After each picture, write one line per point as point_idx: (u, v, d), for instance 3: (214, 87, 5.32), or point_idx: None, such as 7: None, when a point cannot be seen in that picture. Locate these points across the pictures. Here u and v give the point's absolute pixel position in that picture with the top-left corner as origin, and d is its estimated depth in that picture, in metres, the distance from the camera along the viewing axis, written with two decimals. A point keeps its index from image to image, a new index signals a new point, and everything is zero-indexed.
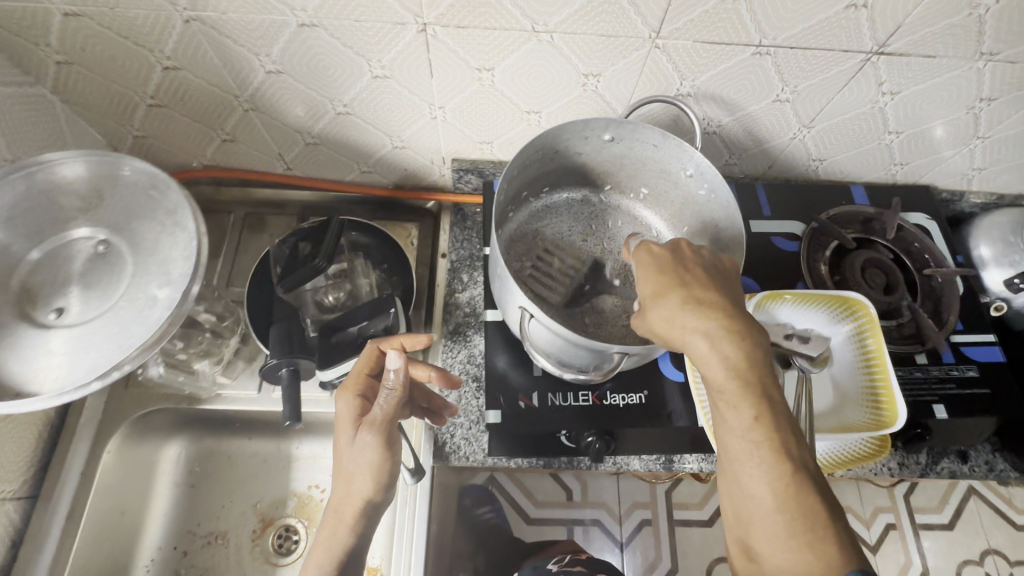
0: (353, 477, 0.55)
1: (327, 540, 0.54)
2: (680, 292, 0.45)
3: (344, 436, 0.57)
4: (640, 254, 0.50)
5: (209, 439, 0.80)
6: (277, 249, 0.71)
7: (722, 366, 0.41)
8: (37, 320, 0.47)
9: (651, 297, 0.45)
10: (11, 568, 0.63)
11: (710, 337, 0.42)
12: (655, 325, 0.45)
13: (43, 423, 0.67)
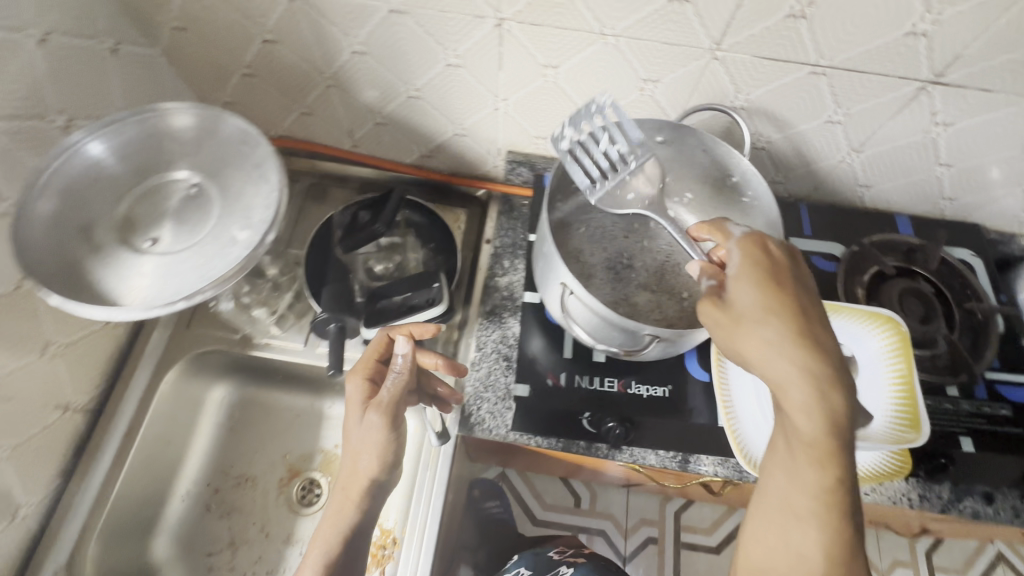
0: (359, 455, 0.61)
1: (334, 517, 0.60)
2: (783, 323, 0.44)
3: (353, 420, 0.63)
4: (747, 259, 0.48)
5: (251, 388, 0.85)
6: (338, 215, 0.78)
7: (818, 421, 0.42)
8: (135, 246, 0.53)
9: (759, 315, 0.45)
10: (70, 475, 0.69)
11: (815, 390, 0.42)
12: (748, 344, 0.45)
13: (113, 349, 0.74)
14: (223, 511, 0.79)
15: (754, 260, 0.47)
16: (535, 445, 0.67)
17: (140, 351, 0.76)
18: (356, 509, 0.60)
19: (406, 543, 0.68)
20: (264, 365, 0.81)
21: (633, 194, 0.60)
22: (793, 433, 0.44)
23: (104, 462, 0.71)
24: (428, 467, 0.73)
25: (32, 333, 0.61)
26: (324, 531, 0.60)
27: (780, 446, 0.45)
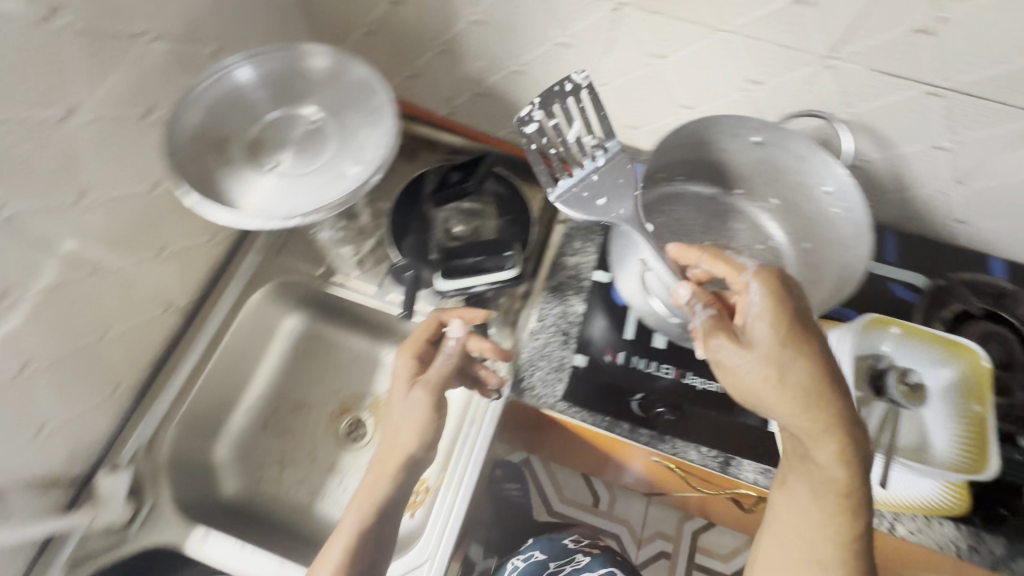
0: (400, 430, 0.68)
1: (371, 484, 0.66)
2: (814, 375, 0.47)
3: (399, 397, 0.70)
4: (767, 300, 0.48)
5: (319, 324, 0.91)
6: (431, 173, 0.85)
7: (842, 470, 0.47)
8: (259, 167, 0.59)
9: (783, 368, 0.47)
10: (159, 368, 0.77)
11: (840, 446, 0.47)
12: (779, 395, 0.47)
13: (212, 263, 0.81)
14: (275, 430, 0.86)
15: (777, 305, 0.48)
16: (579, 419, 0.69)
17: (233, 271, 0.83)
18: (388, 481, 0.66)
19: (442, 489, 0.71)
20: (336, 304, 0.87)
21: (603, 199, 0.61)
22: (820, 482, 0.49)
23: (187, 364, 0.78)
24: (472, 423, 0.75)
25: (153, 232, 0.68)
26: (358, 501, 0.65)
27: (802, 493, 0.50)
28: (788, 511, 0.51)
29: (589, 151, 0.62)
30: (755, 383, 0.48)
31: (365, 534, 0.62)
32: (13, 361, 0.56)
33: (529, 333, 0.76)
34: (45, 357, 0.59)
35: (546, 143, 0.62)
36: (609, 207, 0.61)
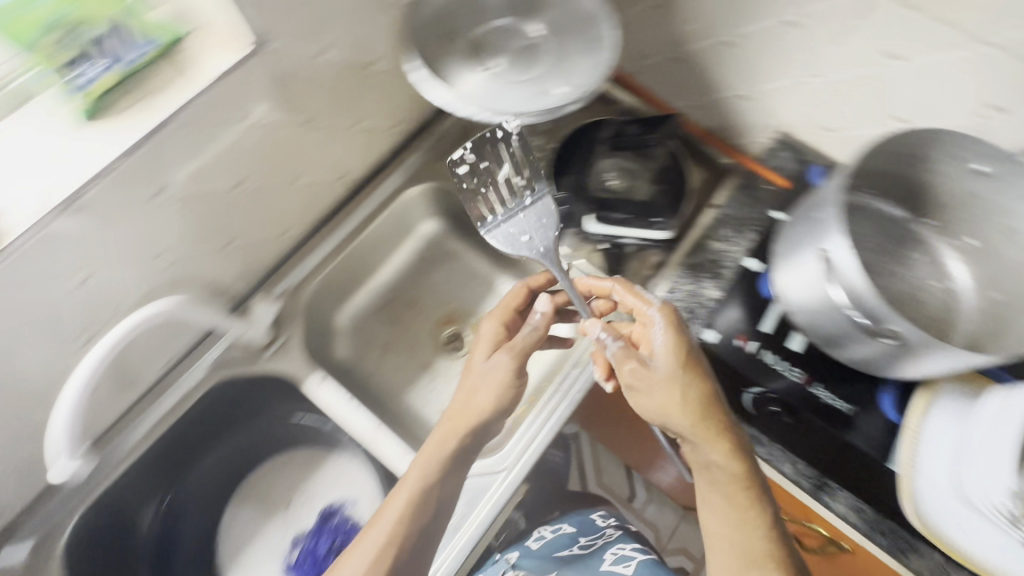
0: (477, 391, 0.65)
1: (441, 439, 0.63)
2: (703, 391, 0.58)
3: (477, 360, 0.69)
4: (667, 326, 0.61)
5: (450, 237, 0.97)
6: (607, 121, 0.84)
7: (738, 464, 0.56)
8: (474, 65, 0.63)
9: (678, 373, 0.58)
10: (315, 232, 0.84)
11: (730, 444, 0.56)
12: (677, 409, 0.57)
13: (384, 153, 0.87)
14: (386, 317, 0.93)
15: (676, 333, 0.60)
16: None
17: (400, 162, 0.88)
18: (457, 440, 0.63)
19: (532, 414, 0.74)
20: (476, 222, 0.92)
21: (525, 237, 0.71)
22: (725, 481, 0.56)
23: (342, 232, 0.84)
24: (576, 365, 0.77)
25: (359, 102, 0.74)
26: (423, 458, 0.62)
27: (715, 499, 0.56)
28: (712, 524, 0.56)
29: (519, 192, 0.72)
30: (660, 400, 0.58)
31: (426, 497, 0.60)
32: (235, 175, 0.64)
33: (657, 298, 0.75)
34: (256, 182, 0.67)
35: (476, 176, 0.74)
36: (530, 243, 0.71)
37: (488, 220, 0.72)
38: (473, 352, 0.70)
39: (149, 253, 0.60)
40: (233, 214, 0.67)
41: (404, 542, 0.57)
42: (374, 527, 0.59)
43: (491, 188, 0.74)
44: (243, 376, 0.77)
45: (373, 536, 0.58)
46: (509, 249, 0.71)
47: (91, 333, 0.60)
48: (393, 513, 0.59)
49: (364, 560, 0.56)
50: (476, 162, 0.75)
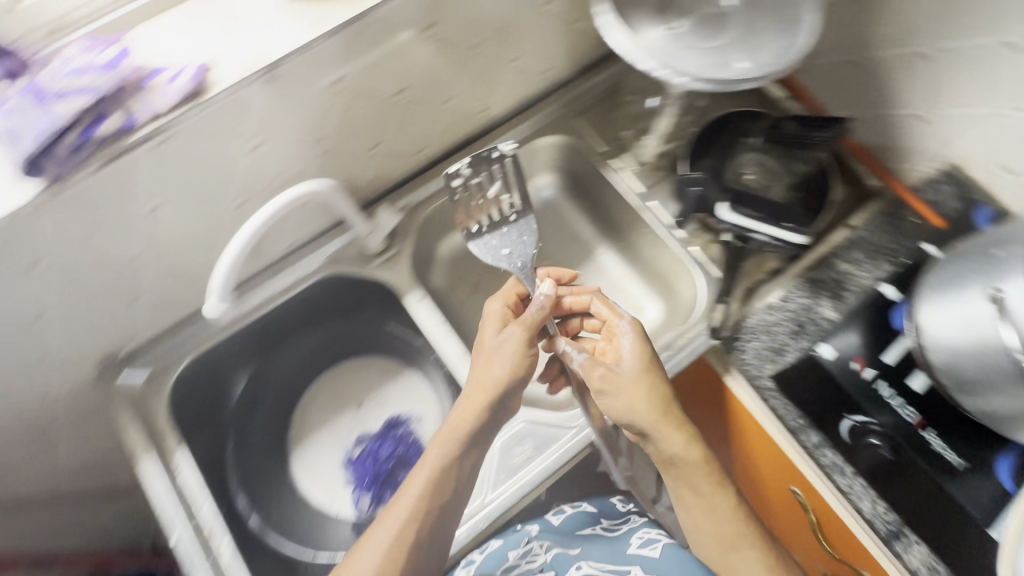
0: (491, 365, 0.65)
1: (456, 422, 0.64)
2: (657, 382, 0.66)
3: (487, 339, 0.68)
4: (628, 338, 0.69)
5: (562, 197, 0.97)
6: (760, 114, 0.81)
7: (701, 456, 0.64)
8: (659, 20, 0.61)
9: (641, 375, 0.66)
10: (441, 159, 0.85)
11: (689, 436, 0.64)
12: (643, 403, 0.64)
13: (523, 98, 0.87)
14: None
15: (640, 342, 0.68)
16: (775, 407, 0.69)
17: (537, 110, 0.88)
18: (473, 418, 0.63)
19: None
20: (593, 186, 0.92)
21: (507, 252, 0.75)
22: (691, 472, 0.64)
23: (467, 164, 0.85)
24: (666, 349, 0.76)
25: (523, 37, 0.73)
26: (440, 440, 0.64)
27: (688, 491, 0.65)
28: (695, 515, 0.65)
29: (505, 210, 0.76)
30: (626, 396, 0.65)
31: (446, 474, 0.62)
32: (399, 81, 0.65)
33: (765, 306, 0.74)
34: (414, 93, 0.68)
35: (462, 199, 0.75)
36: (509, 259, 0.75)
37: (474, 231, 0.75)
38: (484, 332, 0.70)
39: (310, 136, 0.63)
40: (386, 118, 0.69)
41: (428, 516, 0.60)
42: (397, 506, 0.61)
43: (482, 202, 0.76)
44: (353, 277, 0.81)
45: (399, 509, 0.60)
46: (491, 260, 0.76)
47: (246, 200, 0.64)
48: (414, 494, 0.61)
49: (394, 529, 0.59)
50: (470, 176, 0.75)
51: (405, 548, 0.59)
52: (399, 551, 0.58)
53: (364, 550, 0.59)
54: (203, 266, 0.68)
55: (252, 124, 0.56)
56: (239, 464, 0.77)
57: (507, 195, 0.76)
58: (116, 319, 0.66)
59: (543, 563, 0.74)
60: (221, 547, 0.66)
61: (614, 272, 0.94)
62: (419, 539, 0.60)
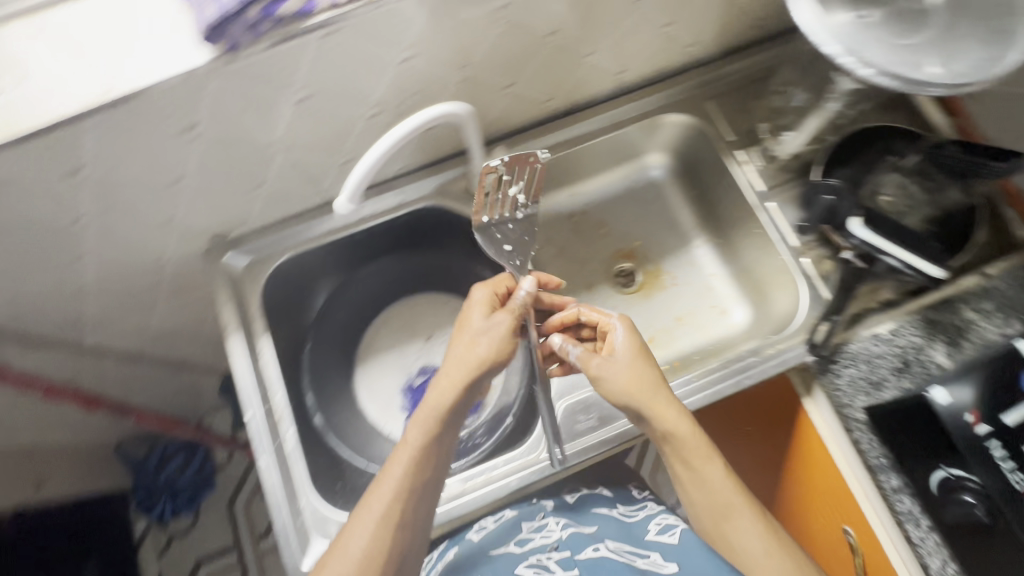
0: (478, 342, 0.62)
1: (434, 398, 0.60)
2: (646, 364, 0.64)
3: (470, 324, 0.65)
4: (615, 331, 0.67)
5: (665, 182, 0.96)
6: (912, 133, 0.75)
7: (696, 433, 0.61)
8: (852, 6, 0.56)
9: (630, 356, 0.64)
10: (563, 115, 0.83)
11: (681, 410, 0.62)
12: (639, 383, 0.63)
13: (661, 69, 0.83)
14: (576, 227, 0.96)
15: (632, 331, 0.67)
16: (859, 439, 0.66)
17: (670, 85, 0.84)
18: (457, 393, 0.60)
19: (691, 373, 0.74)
20: (716, 175, 0.87)
21: (508, 247, 0.72)
22: (682, 448, 0.61)
23: (587, 125, 0.83)
24: (755, 355, 0.73)
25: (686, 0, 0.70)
26: (420, 418, 0.60)
27: (682, 468, 0.62)
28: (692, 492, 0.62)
29: (514, 207, 0.72)
30: (612, 376, 0.64)
31: (428, 451, 0.59)
32: (555, 20, 0.63)
33: (874, 336, 0.70)
34: (564, 36, 0.66)
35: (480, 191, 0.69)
36: (510, 256, 0.73)
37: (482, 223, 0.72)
38: (466, 319, 0.65)
39: (457, 58, 0.62)
40: (530, 57, 0.67)
41: (411, 498, 0.57)
42: (379, 491, 0.57)
43: (496, 198, 0.70)
44: (452, 212, 0.80)
45: (381, 494, 0.57)
46: (488, 251, 0.73)
47: (381, 110, 0.64)
48: (396, 478, 0.57)
49: (378, 514, 0.56)
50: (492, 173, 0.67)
51: (393, 532, 0.56)
52: (386, 535, 0.55)
53: (350, 539, 0.55)
54: (323, 167, 0.69)
55: (411, 32, 0.56)
56: (315, 364, 0.80)
57: (525, 195, 0.71)
58: (235, 201, 0.69)
59: (557, 540, 0.71)
60: (288, 436, 0.70)
61: (706, 269, 0.93)
62: (404, 523, 0.56)
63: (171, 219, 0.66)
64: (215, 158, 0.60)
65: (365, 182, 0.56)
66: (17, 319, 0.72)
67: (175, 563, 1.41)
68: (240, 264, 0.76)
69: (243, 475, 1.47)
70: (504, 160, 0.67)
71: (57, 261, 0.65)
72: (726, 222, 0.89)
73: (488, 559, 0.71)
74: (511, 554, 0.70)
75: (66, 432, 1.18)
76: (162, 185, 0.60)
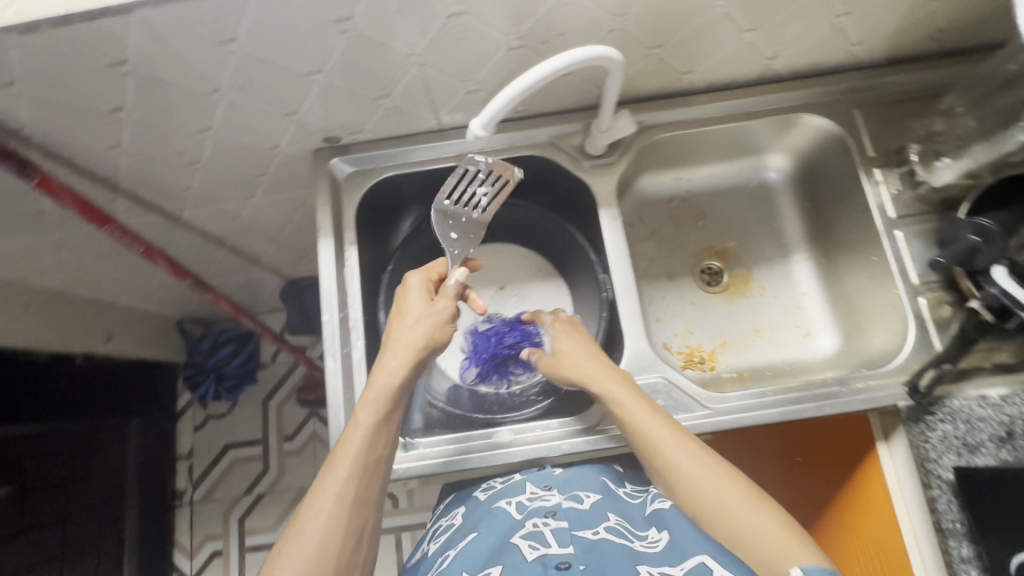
0: (421, 325, 0.62)
1: (383, 380, 0.60)
2: (581, 338, 0.70)
3: (404, 313, 0.64)
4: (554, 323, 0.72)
5: (779, 187, 0.90)
6: None
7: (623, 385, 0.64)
8: None
9: (568, 329, 0.71)
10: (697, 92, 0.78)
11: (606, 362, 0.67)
12: (576, 349, 0.68)
13: (815, 64, 0.76)
14: (672, 213, 0.91)
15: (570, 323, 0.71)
16: (933, 499, 0.62)
17: (820, 82, 0.77)
18: (405, 371, 0.60)
19: (772, 390, 0.69)
20: (843, 191, 0.80)
21: (454, 236, 0.69)
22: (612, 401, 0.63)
23: (719, 108, 0.78)
24: (843, 387, 0.68)
25: None
26: (368, 399, 0.59)
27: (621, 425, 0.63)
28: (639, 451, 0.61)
29: (473, 203, 0.70)
30: (556, 357, 0.69)
31: (380, 430, 0.58)
32: None
33: (983, 398, 0.64)
34: (733, 5, 0.61)
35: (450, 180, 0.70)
36: (452, 243, 0.69)
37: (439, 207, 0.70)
38: (405, 308, 0.64)
39: (618, 5, 0.58)
40: (690, 21, 0.63)
41: (366, 473, 0.56)
42: (332, 474, 0.55)
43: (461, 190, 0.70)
44: (558, 168, 0.78)
45: (336, 474, 0.55)
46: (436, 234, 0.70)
47: (524, 44, 0.61)
48: (349, 459, 0.56)
49: (334, 492, 0.54)
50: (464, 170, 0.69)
51: (348, 514, 0.54)
52: (343, 513, 0.54)
53: (306, 523, 0.52)
54: (448, 92, 0.68)
55: None
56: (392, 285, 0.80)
57: (487, 199, 0.70)
58: (358, 108, 0.69)
59: (555, 507, 0.66)
60: (356, 347, 0.71)
61: (800, 287, 0.88)
62: (360, 502, 0.55)
63: (295, 112, 0.67)
64: (356, 59, 0.60)
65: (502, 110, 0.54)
66: (135, 179, 0.76)
67: (208, 439, 1.51)
68: (343, 171, 0.77)
69: (283, 376, 1.55)
70: (486, 162, 0.70)
71: (185, 130, 0.67)
72: (835, 243, 0.84)
73: (483, 514, 0.67)
74: (506, 515, 0.65)
75: (142, 298, 1.26)
76: (300, 75, 0.61)
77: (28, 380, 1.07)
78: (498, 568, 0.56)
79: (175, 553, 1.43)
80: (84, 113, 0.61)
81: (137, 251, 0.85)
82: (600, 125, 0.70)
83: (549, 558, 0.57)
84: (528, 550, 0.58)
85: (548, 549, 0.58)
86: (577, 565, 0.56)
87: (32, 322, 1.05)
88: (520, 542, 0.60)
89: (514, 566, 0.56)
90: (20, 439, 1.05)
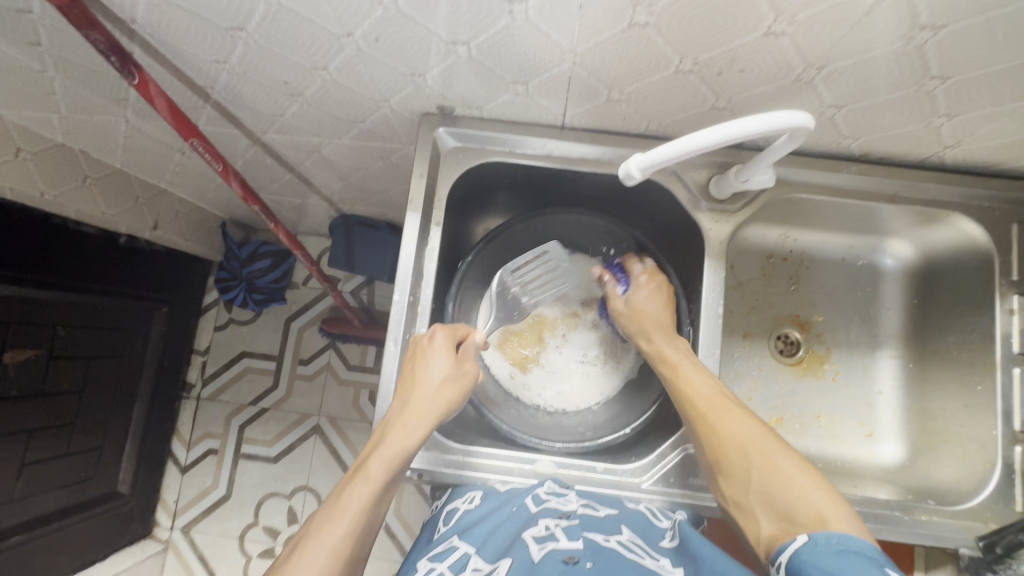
0: (434, 382, 0.62)
1: (398, 438, 0.58)
2: (654, 299, 0.73)
3: (425, 371, 0.62)
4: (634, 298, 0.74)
5: (893, 275, 0.83)
6: None
7: (698, 369, 0.64)
8: None
9: (652, 295, 0.73)
10: (847, 159, 0.70)
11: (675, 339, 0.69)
12: (657, 311, 0.71)
13: (992, 166, 0.68)
14: (767, 270, 0.85)
15: (643, 294, 0.73)
16: None
17: (985, 183, 0.69)
18: (424, 433, 0.60)
19: None
20: (967, 305, 0.74)
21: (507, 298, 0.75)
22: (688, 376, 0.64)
23: (865, 181, 0.70)
24: (906, 515, 0.64)
25: None
26: (383, 454, 0.57)
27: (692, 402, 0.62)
28: (712, 421, 0.60)
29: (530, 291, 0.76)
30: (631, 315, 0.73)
31: (382, 492, 0.57)
32: (957, 66, 0.50)
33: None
34: (946, 88, 0.53)
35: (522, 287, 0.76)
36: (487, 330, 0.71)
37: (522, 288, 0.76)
38: (423, 367, 0.63)
39: (820, 57, 0.51)
40: (886, 92, 0.55)
41: (361, 532, 0.54)
42: (332, 526, 0.53)
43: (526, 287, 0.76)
44: (673, 199, 0.72)
45: (335, 530, 0.53)
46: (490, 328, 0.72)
47: (696, 70, 0.54)
48: (352, 514, 0.54)
49: (329, 548, 0.52)
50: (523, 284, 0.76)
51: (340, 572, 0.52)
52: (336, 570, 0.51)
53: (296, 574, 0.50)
54: (587, 95, 0.61)
55: (809, 5, 0.45)
56: (464, 278, 0.77)
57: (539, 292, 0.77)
58: (486, 86, 0.62)
59: (570, 510, 0.58)
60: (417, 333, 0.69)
61: (877, 383, 0.82)
62: (351, 560, 0.53)
63: (420, 74, 0.60)
64: (507, 41, 0.53)
65: (658, 162, 0.53)
66: (229, 94, 0.71)
67: (225, 342, 1.52)
68: (446, 144, 0.71)
69: (312, 300, 1.53)
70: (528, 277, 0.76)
71: (300, 63, 0.61)
72: (936, 352, 0.78)
73: (506, 507, 0.60)
74: (523, 508, 0.59)
75: (196, 196, 1.23)
76: (441, 42, 0.54)
77: (76, 251, 1.05)
78: (507, 564, 0.51)
79: (174, 440, 1.47)
80: (204, 23, 0.56)
81: (213, 169, 0.77)
82: (738, 174, 0.64)
83: (557, 554, 0.52)
84: (536, 549, 0.53)
85: (557, 546, 0.53)
86: (584, 562, 0.50)
87: (88, 196, 1.02)
88: (530, 541, 0.54)
89: (523, 566, 0.50)
90: (56, 305, 1.03)
